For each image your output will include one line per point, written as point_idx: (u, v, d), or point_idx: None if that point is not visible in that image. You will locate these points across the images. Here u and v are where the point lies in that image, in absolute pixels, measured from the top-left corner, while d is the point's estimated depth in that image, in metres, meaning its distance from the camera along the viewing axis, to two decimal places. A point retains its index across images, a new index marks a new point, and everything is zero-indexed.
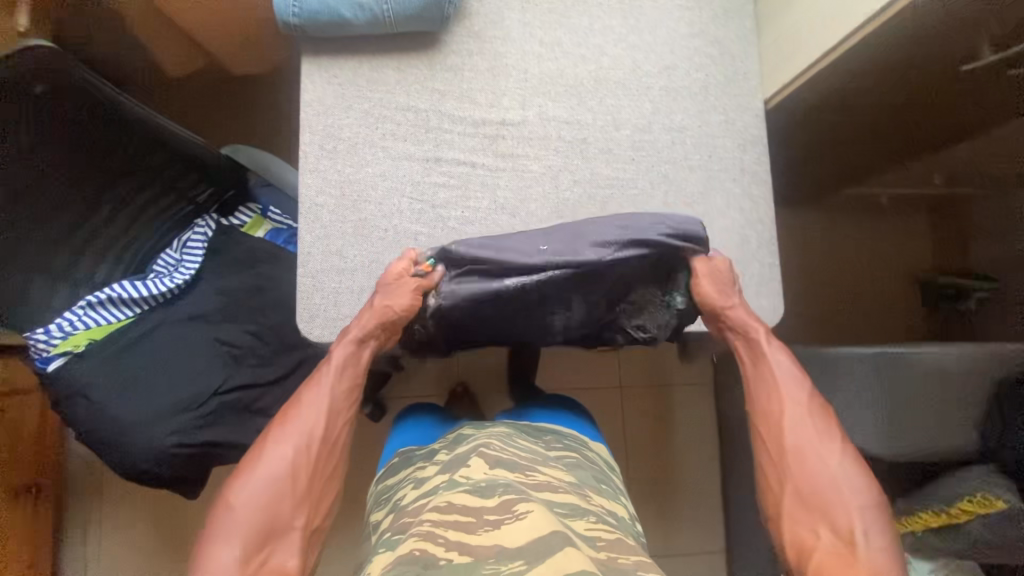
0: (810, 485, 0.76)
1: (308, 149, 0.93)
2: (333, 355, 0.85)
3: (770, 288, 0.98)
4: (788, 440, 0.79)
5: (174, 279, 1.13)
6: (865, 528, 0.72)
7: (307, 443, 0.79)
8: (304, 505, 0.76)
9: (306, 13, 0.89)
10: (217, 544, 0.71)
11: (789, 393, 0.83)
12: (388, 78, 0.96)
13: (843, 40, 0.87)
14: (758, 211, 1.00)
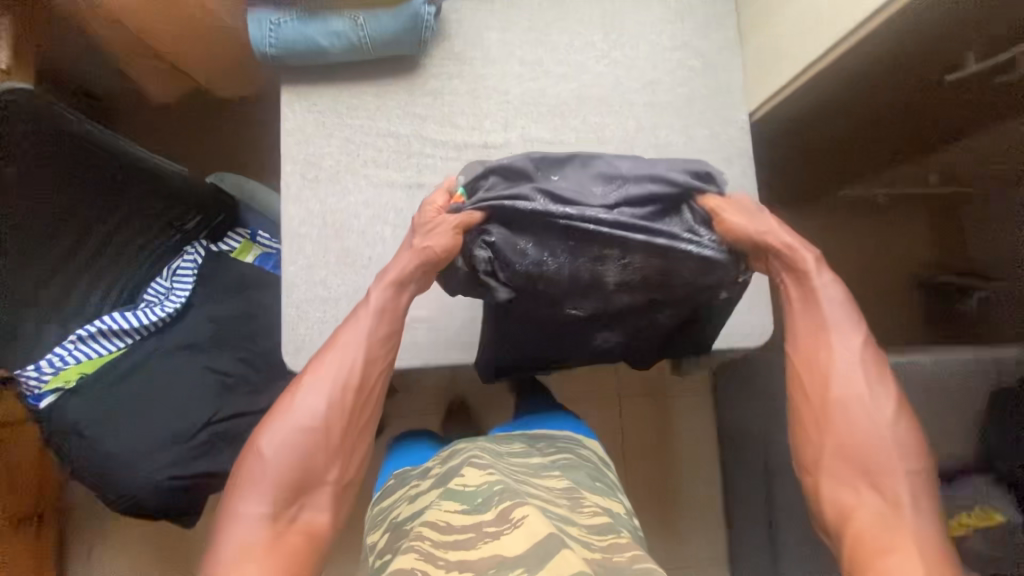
0: (850, 443, 0.68)
1: (290, 179, 0.92)
2: (368, 304, 0.79)
3: (760, 303, 0.97)
4: (834, 392, 0.71)
5: (165, 308, 1.13)
6: (914, 495, 0.65)
7: (340, 397, 0.76)
8: (336, 461, 0.75)
9: (283, 44, 0.88)
10: (247, 497, 0.71)
11: (839, 340, 0.72)
12: (368, 104, 0.95)
13: (820, 57, 0.86)
14: None
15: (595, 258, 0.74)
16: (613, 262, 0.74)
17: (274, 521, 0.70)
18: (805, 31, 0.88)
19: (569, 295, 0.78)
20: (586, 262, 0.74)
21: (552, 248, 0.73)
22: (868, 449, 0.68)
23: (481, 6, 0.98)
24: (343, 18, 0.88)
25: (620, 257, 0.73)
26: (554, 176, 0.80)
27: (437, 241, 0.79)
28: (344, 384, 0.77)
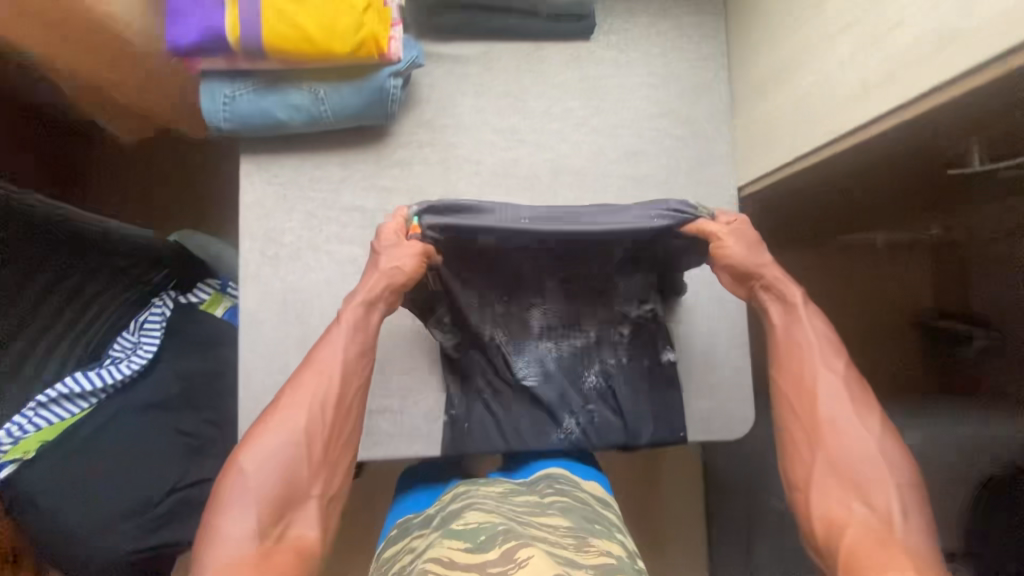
0: (842, 458, 0.66)
1: (247, 257, 0.87)
2: (340, 318, 0.76)
3: (741, 394, 0.92)
4: (822, 406, 0.69)
5: (131, 365, 1.09)
6: (904, 507, 0.61)
7: (321, 406, 0.72)
8: (320, 476, 0.70)
9: (238, 117, 0.83)
10: (230, 513, 0.65)
11: (823, 359, 0.71)
12: (332, 176, 0.90)
13: (797, 159, 0.79)
14: (729, 309, 0.93)
15: (529, 297, 0.84)
16: (542, 306, 0.85)
17: (261, 540, 0.63)
18: (786, 123, 0.81)
19: (511, 348, 0.86)
20: (520, 303, 0.84)
21: (484, 283, 0.82)
22: (852, 461, 0.65)
23: (455, 69, 0.92)
24: (303, 90, 0.82)
25: (545, 300, 0.85)
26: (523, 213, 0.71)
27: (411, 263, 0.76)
28: (321, 397, 0.73)
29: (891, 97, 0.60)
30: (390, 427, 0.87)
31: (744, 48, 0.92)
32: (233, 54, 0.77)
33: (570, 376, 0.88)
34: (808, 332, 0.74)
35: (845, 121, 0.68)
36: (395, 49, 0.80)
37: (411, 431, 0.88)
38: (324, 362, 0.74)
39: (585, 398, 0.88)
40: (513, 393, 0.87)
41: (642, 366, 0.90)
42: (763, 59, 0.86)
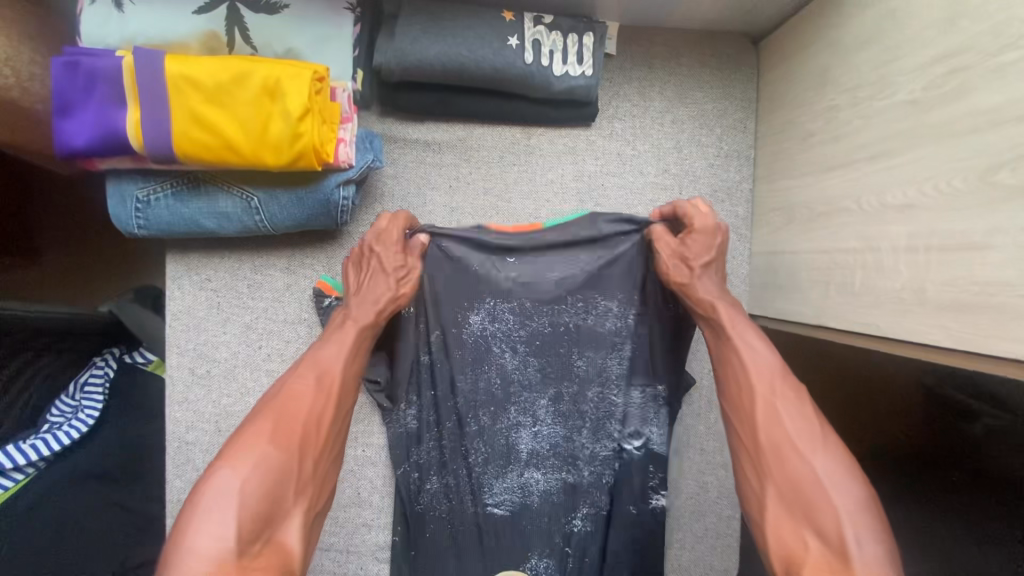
0: (795, 484, 0.51)
1: (177, 373, 0.76)
2: (338, 327, 0.64)
3: (723, 546, 0.83)
4: (782, 424, 0.54)
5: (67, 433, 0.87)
6: (856, 531, 0.47)
7: (321, 406, 0.58)
8: (308, 491, 0.55)
9: (154, 225, 0.68)
10: (200, 522, 0.48)
11: (772, 377, 0.57)
12: (274, 282, 0.77)
13: (819, 329, 0.66)
14: (722, 453, 0.82)
15: (518, 415, 0.77)
16: (531, 429, 0.78)
17: (238, 556, 0.47)
18: (811, 276, 0.67)
19: (487, 470, 0.78)
20: (508, 418, 0.77)
21: (470, 386, 0.76)
22: (802, 484, 0.51)
23: (426, 157, 0.77)
24: (232, 198, 0.68)
25: (535, 423, 0.78)
26: (512, 271, 0.74)
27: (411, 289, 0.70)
28: (315, 403, 0.58)
29: (956, 331, 0.47)
30: (333, 565, 0.79)
31: (772, 154, 0.77)
32: (141, 156, 0.62)
33: (551, 519, 0.79)
34: (745, 349, 0.60)
35: (887, 322, 0.55)
36: (345, 155, 0.65)
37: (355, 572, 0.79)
38: (322, 366, 0.61)
39: (560, 535, 0.79)
40: (480, 524, 0.78)
41: (621, 514, 0.79)
42: (795, 180, 0.71)
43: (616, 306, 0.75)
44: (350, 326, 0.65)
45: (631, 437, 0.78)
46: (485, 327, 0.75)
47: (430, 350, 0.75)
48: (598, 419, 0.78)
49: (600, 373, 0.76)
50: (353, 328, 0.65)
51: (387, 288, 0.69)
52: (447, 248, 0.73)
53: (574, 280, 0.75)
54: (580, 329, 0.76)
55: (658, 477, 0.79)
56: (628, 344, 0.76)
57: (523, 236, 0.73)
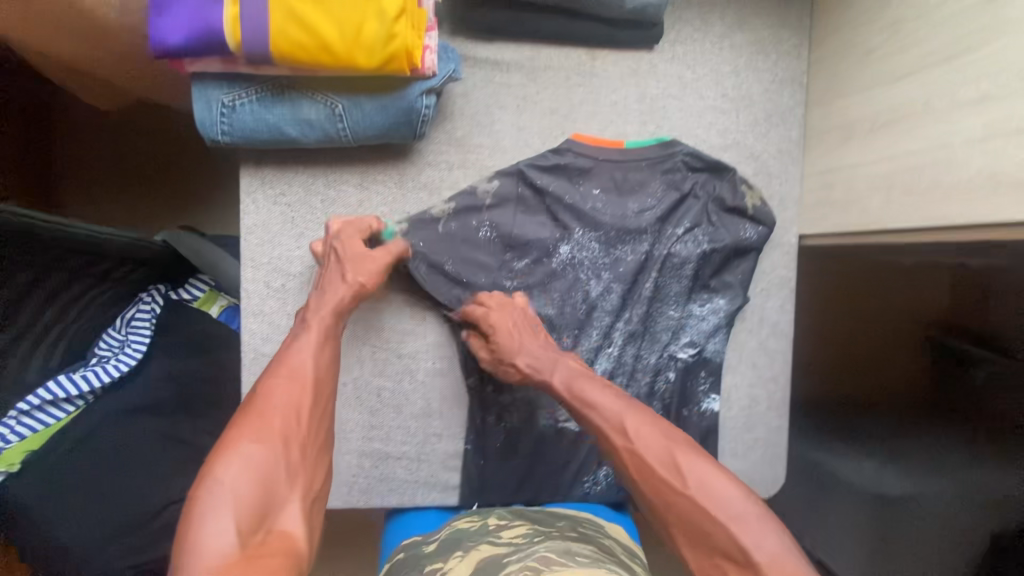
0: (694, 519, 0.56)
1: (252, 287, 0.78)
2: (309, 326, 0.69)
3: (772, 456, 0.87)
4: (654, 477, 0.59)
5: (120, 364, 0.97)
6: (753, 530, 0.53)
7: (299, 397, 0.63)
8: (300, 479, 0.60)
9: (239, 131, 0.69)
10: (204, 519, 0.51)
11: (631, 423, 0.63)
12: (348, 197, 0.78)
13: (883, 233, 0.70)
14: (772, 368, 0.86)
15: (597, 338, 0.83)
16: (606, 351, 0.83)
17: (245, 545, 0.51)
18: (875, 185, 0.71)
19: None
20: (586, 338, 0.82)
21: (549, 310, 0.82)
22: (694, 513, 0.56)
23: (495, 76, 0.79)
24: (318, 105, 0.69)
25: (606, 346, 0.83)
26: (595, 188, 0.82)
27: (370, 277, 0.74)
28: (296, 397, 0.63)
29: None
30: (405, 474, 0.82)
31: (829, 77, 0.80)
32: (233, 58, 0.63)
33: None
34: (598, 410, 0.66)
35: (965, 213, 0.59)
36: (430, 62, 0.67)
37: (426, 481, 0.83)
38: (293, 365, 0.65)
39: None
40: (550, 435, 0.84)
41: (675, 419, 0.84)
42: (853, 98, 0.75)
43: (681, 232, 0.82)
44: (315, 323, 0.70)
45: (688, 348, 0.83)
46: (569, 255, 0.82)
47: (512, 274, 0.81)
48: (659, 333, 0.83)
49: (661, 290, 0.83)
50: (315, 326, 0.69)
51: (342, 279, 0.72)
52: (535, 167, 0.80)
53: (648, 208, 0.82)
54: (649, 255, 0.83)
55: (709, 381, 0.84)
56: (689, 264, 0.82)
57: (610, 154, 0.81)
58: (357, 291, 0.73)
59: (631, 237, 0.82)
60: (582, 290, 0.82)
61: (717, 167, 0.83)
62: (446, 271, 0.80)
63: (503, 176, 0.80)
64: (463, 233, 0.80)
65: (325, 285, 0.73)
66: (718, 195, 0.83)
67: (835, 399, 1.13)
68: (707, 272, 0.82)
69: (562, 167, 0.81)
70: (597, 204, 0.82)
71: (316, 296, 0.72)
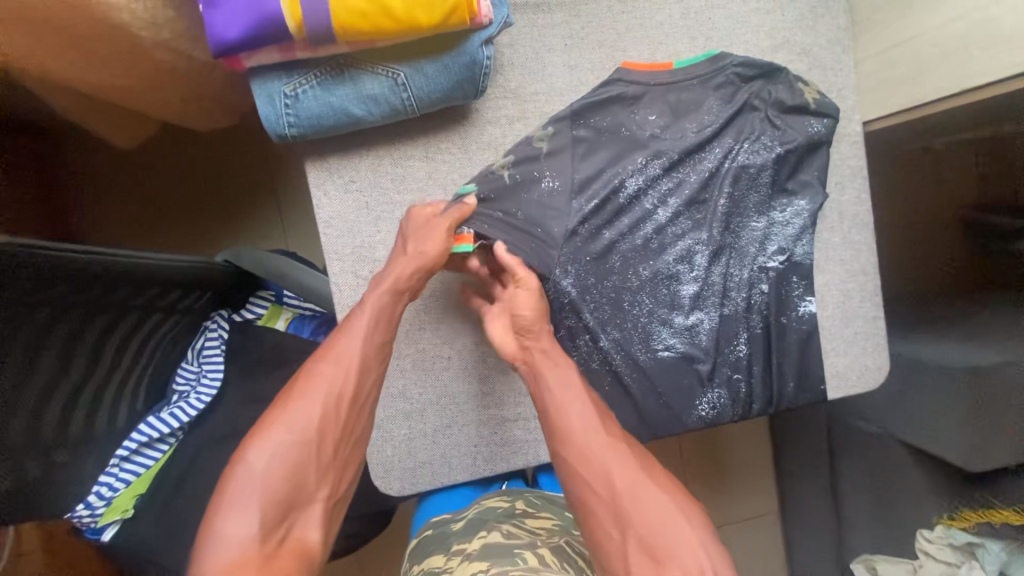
0: (655, 532, 0.55)
1: (341, 280, 0.77)
2: (366, 304, 0.68)
3: (874, 345, 0.87)
4: (615, 479, 0.59)
5: (201, 396, 0.98)
6: (711, 556, 0.54)
7: (342, 385, 0.63)
8: (330, 476, 0.60)
9: (305, 121, 0.68)
10: (230, 510, 0.54)
11: (606, 426, 0.64)
12: (416, 171, 0.77)
13: (966, 93, 0.70)
14: (859, 260, 0.86)
15: (675, 262, 0.82)
16: (689, 275, 0.82)
17: (264, 543, 0.54)
18: (945, 49, 0.71)
19: (654, 319, 0.82)
20: (666, 267, 0.82)
21: (629, 243, 0.81)
22: (655, 526, 0.55)
23: (537, 19, 0.78)
24: (379, 78, 0.67)
25: (692, 270, 0.82)
26: (651, 114, 0.80)
27: (433, 246, 0.71)
28: (338, 384, 0.63)
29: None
30: (524, 434, 0.82)
31: None
32: (292, 43, 0.62)
33: (720, 351, 0.84)
34: (572, 403, 0.65)
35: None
36: (486, 9, 0.65)
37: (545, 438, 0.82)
38: (342, 349, 0.65)
39: (730, 367, 0.84)
40: (653, 369, 0.83)
41: (777, 328, 0.84)
42: None
43: (747, 142, 0.81)
44: (371, 300, 0.69)
45: (777, 256, 0.82)
46: (638, 183, 0.80)
47: (589, 214, 0.80)
48: (743, 247, 0.83)
49: (740, 204, 0.81)
50: (371, 300, 0.70)
51: (407, 252, 0.71)
52: (588, 105, 0.78)
53: (710, 125, 0.80)
54: (717, 170, 0.81)
55: (803, 284, 0.83)
56: (765, 171, 0.81)
57: (660, 76, 0.79)
58: (418, 260, 0.71)
59: (695, 156, 0.81)
60: (656, 216, 0.82)
61: (773, 68, 0.80)
62: (515, 226, 0.77)
63: (557, 123, 0.77)
64: (530, 186, 0.78)
65: (391, 259, 0.72)
66: (778, 96, 0.80)
67: (904, 287, 1.14)
68: (784, 175, 0.81)
69: (616, 97, 0.79)
70: (656, 130, 0.80)
71: (382, 272, 0.72)
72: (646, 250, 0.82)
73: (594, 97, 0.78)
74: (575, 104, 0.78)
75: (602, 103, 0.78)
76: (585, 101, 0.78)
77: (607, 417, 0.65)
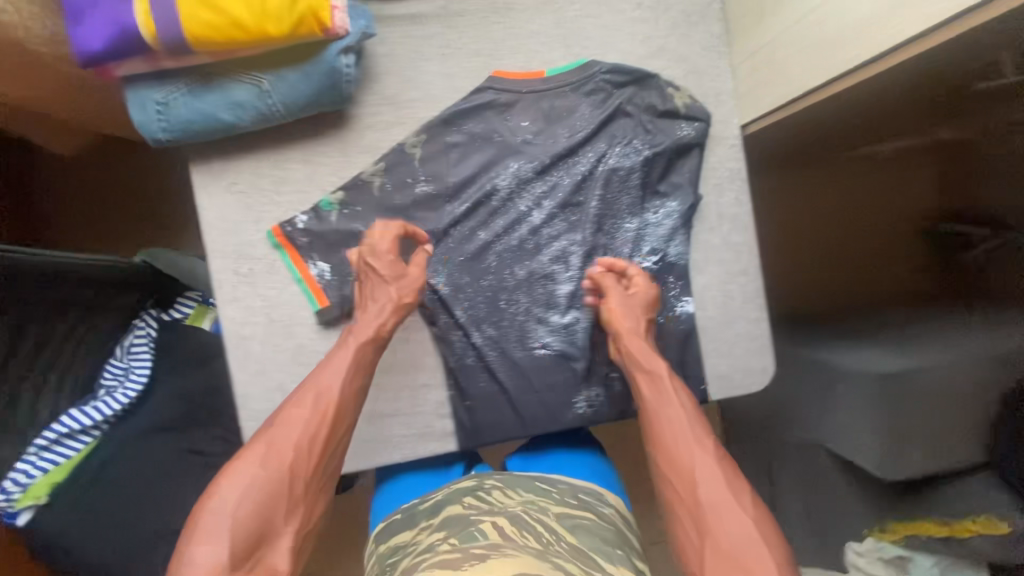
0: (731, 550, 0.59)
1: (222, 277, 0.81)
2: (347, 347, 0.73)
3: (758, 347, 0.87)
4: (701, 491, 0.64)
5: (127, 394, 0.97)
6: None
7: (315, 429, 0.67)
8: (299, 511, 0.64)
9: (177, 126, 0.73)
10: (202, 542, 0.59)
11: (700, 438, 0.69)
12: (295, 173, 0.81)
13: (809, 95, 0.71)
14: (740, 261, 0.86)
15: (550, 262, 0.84)
16: (566, 275, 0.84)
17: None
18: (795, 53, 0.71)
19: (531, 317, 0.84)
20: (541, 267, 0.84)
21: (505, 244, 0.84)
22: (735, 543, 0.60)
23: (413, 30, 0.81)
24: (245, 86, 0.72)
25: (568, 270, 0.84)
26: (524, 120, 0.83)
27: (408, 294, 0.77)
28: (312, 429, 0.67)
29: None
30: (402, 429, 0.84)
31: None
32: (155, 53, 0.67)
33: (597, 349, 0.85)
34: (676, 410, 0.72)
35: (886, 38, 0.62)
36: (341, 21, 0.69)
37: (421, 433, 0.84)
38: (323, 389, 0.70)
39: (607, 365, 0.85)
40: (530, 367, 0.84)
41: (651, 327, 0.85)
42: None
43: (618, 146, 0.83)
44: (352, 344, 0.74)
45: (651, 256, 0.84)
46: (512, 185, 0.83)
47: (462, 216, 0.83)
48: (620, 248, 0.84)
49: (613, 205, 0.84)
50: (353, 345, 0.74)
51: (388, 296, 0.76)
52: (460, 112, 0.82)
53: (582, 129, 0.83)
54: (591, 173, 0.84)
55: (679, 285, 0.85)
56: (634, 174, 0.83)
57: (532, 84, 0.83)
58: (398, 307, 0.76)
59: (568, 160, 0.83)
60: (531, 218, 0.84)
61: (644, 74, 0.83)
62: None
63: (430, 129, 0.82)
64: (403, 190, 0.82)
65: (367, 305, 0.76)
66: (647, 101, 0.83)
67: None
68: (657, 177, 0.83)
69: (488, 103, 0.82)
70: (529, 135, 0.83)
71: (360, 318, 0.76)
72: (522, 250, 0.84)
73: (463, 104, 0.82)
74: (445, 109, 0.82)
75: (472, 110, 0.82)
76: (456, 108, 0.82)
77: (703, 429, 0.70)
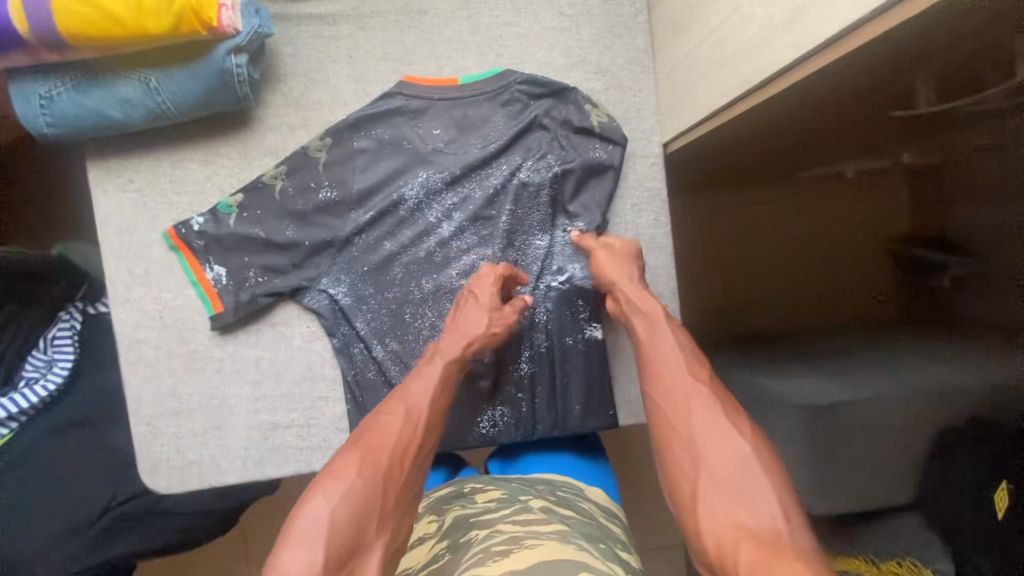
0: (729, 473, 0.51)
1: (116, 277, 0.78)
2: (437, 363, 0.68)
3: None
4: (694, 416, 0.57)
5: (47, 384, 0.89)
6: (785, 500, 0.48)
7: (410, 437, 0.60)
8: (389, 525, 0.54)
9: (63, 121, 0.70)
10: (287, 554, 0.49)
11: (694, 371, 0.62)
12: (195, 174, 0.78)
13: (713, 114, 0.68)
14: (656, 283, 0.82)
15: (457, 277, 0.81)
16: None
17: None
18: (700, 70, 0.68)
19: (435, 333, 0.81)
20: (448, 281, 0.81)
21: (411, 255, 0.81)
22: (729, 465, 0.51)
23: (323, 31, 0.79)
24: (132, 82, 0.69)
25: None
26: (435, 128, 0.80)
27: (499, 325, 0.74)
28: (405, 439, 0.60)
29: (819, 22, 0.48)
30: (296, 442, 0.81)
31: None
32: (32, 47, 0.64)
33: (503, 368, 0.82)
34: (670, 345, 0.65)
35: None
36: (228, 19, 0.66)
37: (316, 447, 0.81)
38: (410, 404, 0.64)
39: (513, 385, 0.82)
40: None
41: (560, 349, 0.82)
42: None
43: (531, 159, 0.80)
44: (440, 361, 0.69)
45: (560, 275, 0.81)
46: (419, 195, 0.80)
47: (366, 225, 0.80)
48: (529, 264, 0.81)
49: (523, 221, 0.81)
50: (440, 362, 0.69)
51: (480, 323, 0.72)
52: (367, 116, 0.79)
53: (495, 140, 0.80)
54: (503, 186, 0.80)
55: (589, 307, 0.81)
56: (546, 189, 0.80)
57: (444, 91, 0.80)
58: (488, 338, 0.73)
59: (479, 172, 0.80)
60: (439, 229, 0.81)
61: (561, 86, 0.80)
62: (285, 234, 0.79)
63: (336, 133, 0.79)
64: (305, 195, 0.79)
65: (456, 326, 0.73)
66: (563, 114, 0.80)
67: None
68: (569, 193, 0.80)
69: (396, 109, 0.80)
70: (439, 143, 0.80)
71: (446, 339, 0.72)
72: (428, 263, 0.81)
73: (370, 109, 0.79)
74: (352, 113, 0.79)
75: (379, 115, 0.79)
76: (363, 113, 0.79)
77: (699, 363, 0.63)
